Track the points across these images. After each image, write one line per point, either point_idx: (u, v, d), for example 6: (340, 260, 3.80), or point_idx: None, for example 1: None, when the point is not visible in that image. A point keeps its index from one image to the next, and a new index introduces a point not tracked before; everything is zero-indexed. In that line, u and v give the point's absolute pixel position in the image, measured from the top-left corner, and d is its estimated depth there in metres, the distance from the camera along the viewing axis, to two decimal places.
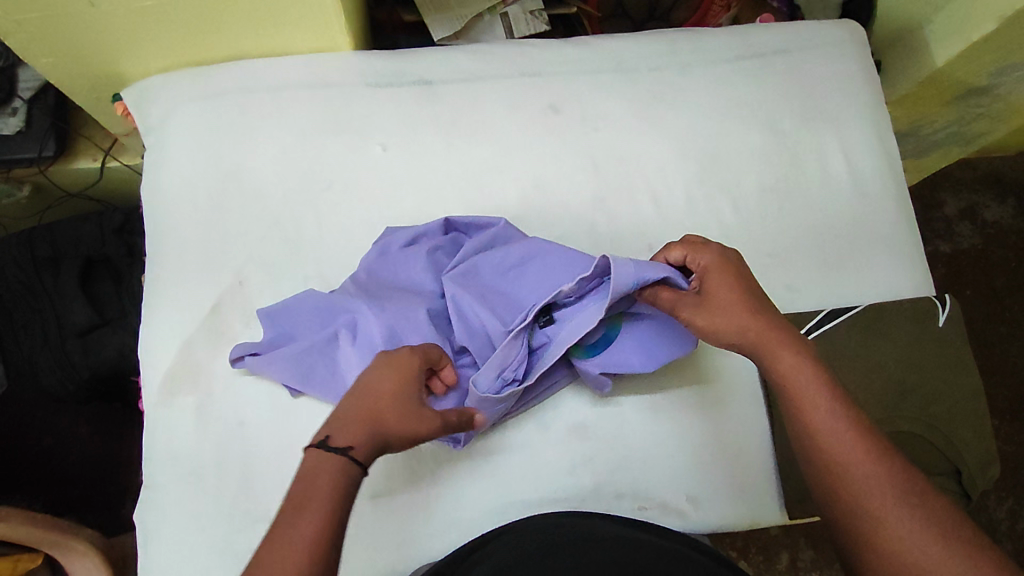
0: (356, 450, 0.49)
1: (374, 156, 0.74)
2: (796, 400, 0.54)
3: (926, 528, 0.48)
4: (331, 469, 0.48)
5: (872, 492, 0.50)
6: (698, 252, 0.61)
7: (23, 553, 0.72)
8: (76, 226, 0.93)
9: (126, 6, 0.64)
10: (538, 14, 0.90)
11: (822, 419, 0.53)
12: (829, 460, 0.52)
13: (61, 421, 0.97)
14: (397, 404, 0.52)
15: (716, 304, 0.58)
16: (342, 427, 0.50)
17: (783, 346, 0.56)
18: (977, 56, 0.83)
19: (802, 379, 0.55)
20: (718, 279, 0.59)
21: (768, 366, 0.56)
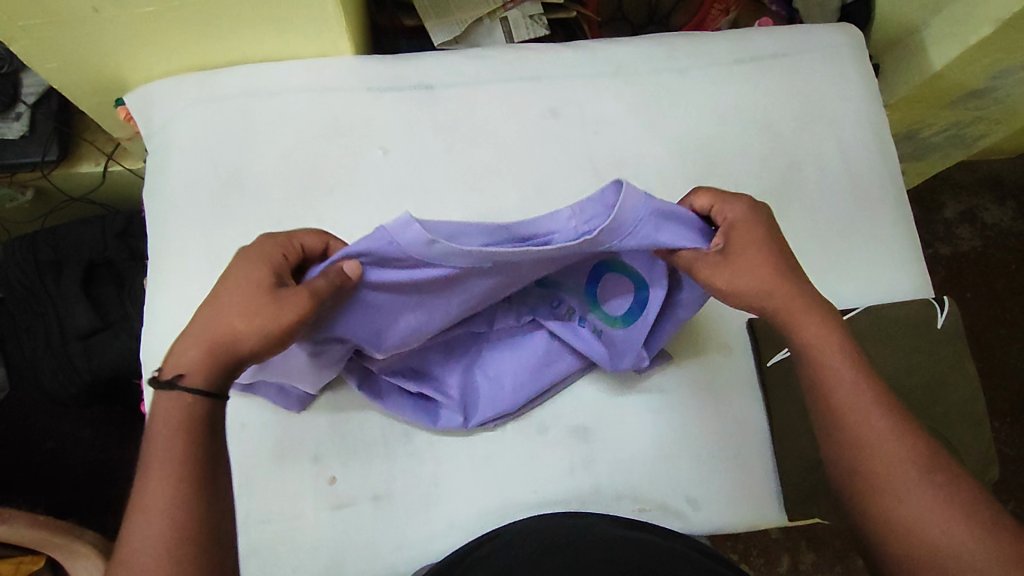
0: (188, 378, 0.52)
1: (374, 160, 0.74)
2: (823, 372, 0.55)
3: (947, 504, 0.50)
4: (168, 418, 0.51)
5: (894, 467, 0.52)
6: (724, 205, 0.58)
7: (26, 555, 0.74)
8: (79, 230, 0.93)
9: (128, 11, 0.65)
10: (537, 18, 0.90)
11: (848, 393, 0.54)
12: (854, 434, 0.53)
13: (63, 425, 0.97)
14: (228, 309, 0.53)
15: (740, 262, 0.56)
16: (176, 358, 0.53)
17: (810, 316, 0.56)
18: (975, 59, 0.84)
19: (828, 352, 0.56)
20: (743, 233, 0.57)
21: (794, 336, 0.57)
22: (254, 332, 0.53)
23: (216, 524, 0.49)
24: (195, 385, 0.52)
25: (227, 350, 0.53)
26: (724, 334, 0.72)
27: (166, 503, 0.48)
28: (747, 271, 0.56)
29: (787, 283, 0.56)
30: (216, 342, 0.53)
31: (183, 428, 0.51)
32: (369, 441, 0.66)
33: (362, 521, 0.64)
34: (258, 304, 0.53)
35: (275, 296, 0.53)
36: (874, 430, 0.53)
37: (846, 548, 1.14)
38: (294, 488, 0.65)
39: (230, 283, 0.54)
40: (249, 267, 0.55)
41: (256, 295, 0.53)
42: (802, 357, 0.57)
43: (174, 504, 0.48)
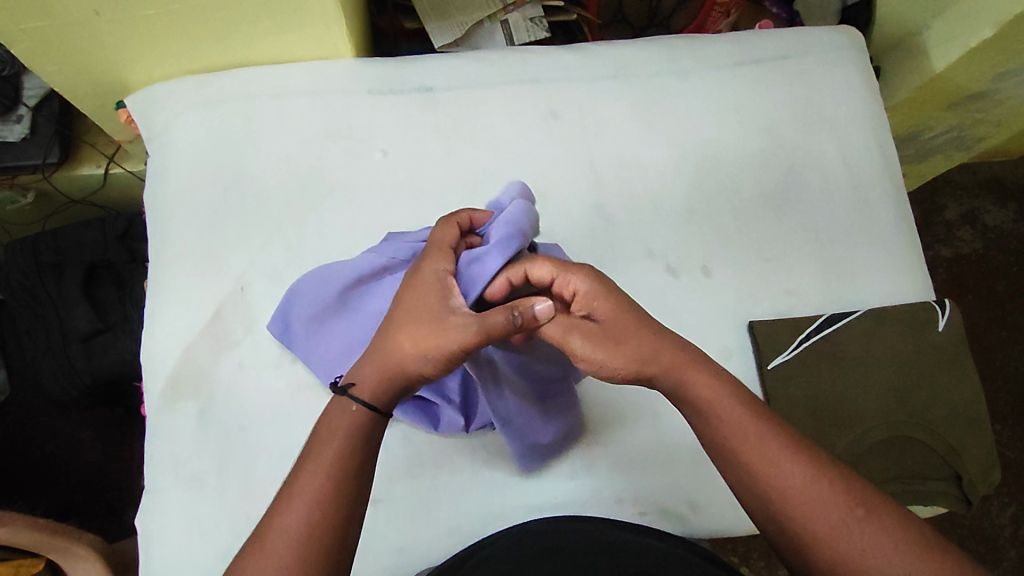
0: (361, 390, 0.52)
1: (374, 162, 0.74)
2: (725, 429, 0.52)
3: (880, 537, 0.47)
4: (343, 420, 0.51)
5: (819, 512, 0.48)
6: (569, 276, 0.55)
7: (25, 558, 0.73)
8: (80, 232, 0.93)
9: (130, 14, 0.65)
10: (537, 21, 0.90)
11: (750, 445, 0.51)
12: (769, 490, 0.50)
13: (63, 426, 0.98)
14: (407, 329, 0.53)
15: (610, 334, 0.54)
16: (361, 369, 0.54)
17: (693, 372, 0.54)
18: (975, 61, 0.84)
19: (721, 404, 0.53)
20: (603, 305, 0.54)
21: (687, 394, 0.54)
22: (428, 356, 0.52)
23: (352, 530, 0.48)
24: (364, 397, 0.52)
25: (400, 373, 0.53)
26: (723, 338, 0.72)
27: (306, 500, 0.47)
28: (621, 344, 0.54)
29: (654, 347, 0.54)
30: (394, 360, 0.53)
31: (353, 431, 0.51)
32: None
33: (362, 524, 0.64)
34: (433, 328, 0.52)
35: (443, 316, 0.53)
36: (788, 479, 0.50)
37: None
38: None
39: (409, 299, 0.54)
40: (428, 288, 0.54)
41: (429, 314, 0.53)
42: (699, 416, 0.53)
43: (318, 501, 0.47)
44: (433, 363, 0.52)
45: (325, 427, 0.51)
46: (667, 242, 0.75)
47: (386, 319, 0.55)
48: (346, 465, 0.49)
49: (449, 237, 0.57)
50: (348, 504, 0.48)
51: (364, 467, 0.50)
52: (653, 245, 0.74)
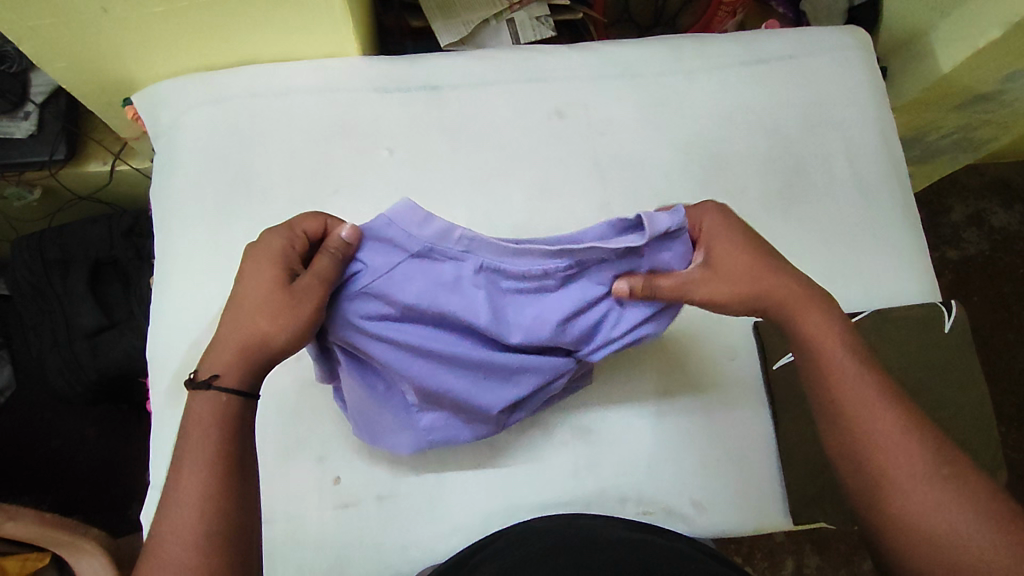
0: (223, 377, 0.51)
1: (380, 159, 0.74)
2: (827, 363, 0.56)
3: (955, 495, 0.49)
4: (205, 415, 0.50)
5: (900, 457, 0.51)
6: (700, 214, 0.61)
7: (32, 552, 0.73)
8: (86, 228, 0.93)
9: (138, 12, 0.65)
10: (544, 19, 0.90)
11: (853, 386, 0.55)
12: (855, 426, 0.54)
13: (70, 424, 0.98)
14: (256, 310, 0.53)
15: (725, 273, 0.58)
16: (214, 357, 0.53)
17: (809, 309, 0.58)
18: (982, 62, 0.84)
19: (830, 343, 0.57)
20: (725, 243, 0.59)
21: (797, 331, 0.58)
22: (282, 331, 0.52)
23: (249, 512, 0.48)
24: (231, 384, 0.51)
25: (259, 353, 0.53)
26: (729, 338, 0.72)
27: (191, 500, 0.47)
28: (738, 275, 0.58)
29: (775, 278, 0.59)
30: (250, 341, 0.53)
31: (219, 422, 0.50)
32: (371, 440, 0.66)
33: (366, 521, 0.64)
34: (279, 307, 0.53)
35: (289, 293, 0.53)
36: (872, 422, 0.53)
37: (851, 552, 1.14)
38: (299, 487, 0.65)
39: (251, 284, 0.54)
40: (268, 270, 0.54)
41: (270, 294, 0.53)
42: (806, 352, 0.57)
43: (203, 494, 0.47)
44: (287, 339, 0.53)
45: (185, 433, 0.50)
46: None
47: (232, 305, 0.54)
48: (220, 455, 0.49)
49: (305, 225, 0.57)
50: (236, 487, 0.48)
51: (244, 450, 0.50)
52: None
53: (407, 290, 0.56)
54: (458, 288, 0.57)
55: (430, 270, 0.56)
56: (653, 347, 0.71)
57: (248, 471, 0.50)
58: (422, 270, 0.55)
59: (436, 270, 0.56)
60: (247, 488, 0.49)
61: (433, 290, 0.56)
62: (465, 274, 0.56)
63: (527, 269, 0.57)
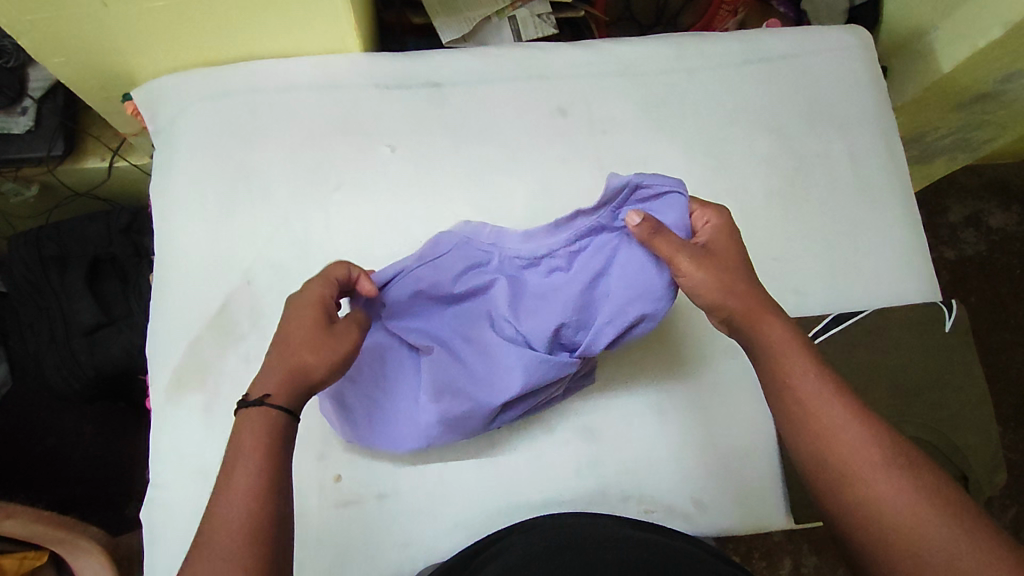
0: (273, 397, 0.51)
1: (382, 156, 0.74)
2: (778, 361, 0.54)
3: (917, 487, 0.47)
4: (257, 429, 0.50)
5: (858, 453, 0.49)
6: (704, 211, 0.62)
7: (29, 551, 0.73)
8: (83, 226, 0.92)
9: (139, 6, 0.64)
10: (546, 17, 0.90)
11: (808, 385, 0.52)
12: (814, 429, 0.51)
13: (65, 421, 0.98)
14: (301, 340, 0.54)
15: (717, 262, 0.58)
16: (260, 383, 0.52)
17: (767, 316, 0.56)
18: (983, 63, 0.84)
19: (786, 344, 0.54)
20: (722, 240, 0.60)
21: (755, 336, 0.56)
22: (326, 362, 0.54)
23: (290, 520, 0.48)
24: (285, 403, 0.51)
25: (304, 381, 0.53)
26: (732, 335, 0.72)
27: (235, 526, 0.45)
28: (715, 267, 0.58)
29: (748, 291, 0.57)
30: (300, 367, 0.53)
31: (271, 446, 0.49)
32: None
33: (368, 519, 0.64)
34: (324, 339, 0.54)
35: (333, 327, 0.55)
36: (826, 421, 0.51)
37: None
38: (300, 485, 0.64)
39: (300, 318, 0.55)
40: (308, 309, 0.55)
41: (315, 326, 0.54)
42: (761, 354, 0.55)
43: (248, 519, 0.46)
44: (329, 369, 0.54)
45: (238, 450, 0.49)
46: None
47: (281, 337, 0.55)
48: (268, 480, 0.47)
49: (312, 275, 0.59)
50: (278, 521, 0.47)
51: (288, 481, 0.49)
52: None
53: (447, 274, 0.64)
54: (480, 276, 0.65)
55: (465, 260, 0.65)
56: (655, 346, 0.71)
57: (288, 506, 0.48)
58: (456, 258, 0.65)
59: (469, 256, 0.65)
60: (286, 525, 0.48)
61: (459, 273, 0.65)
62: (490, 265, 0.65)
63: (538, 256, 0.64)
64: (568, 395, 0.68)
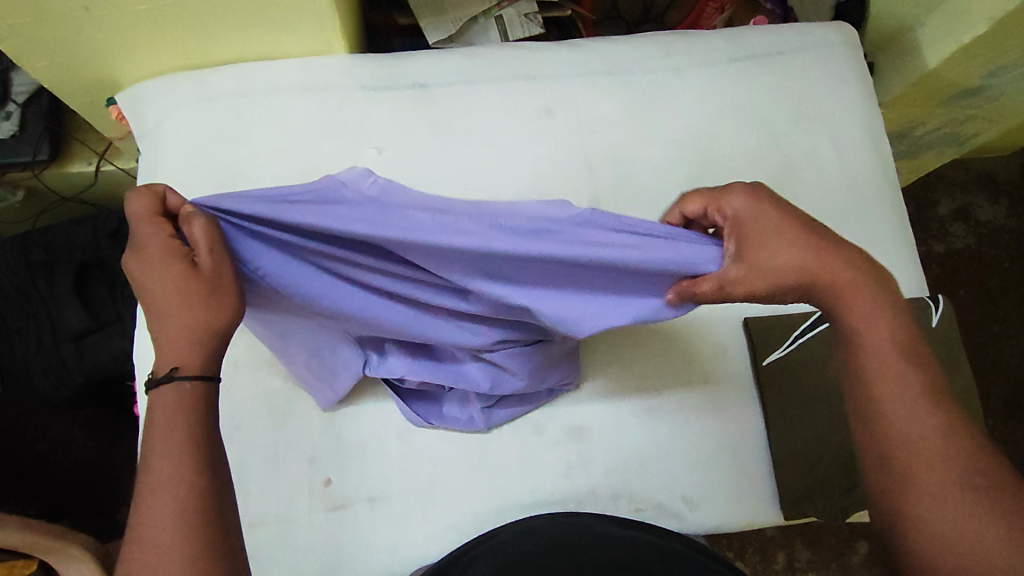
0: (183, 367, 0.47)
1: (369, 158, 0.74)
2: (864, 343, 0.54)
3: (975, 500, 0.48)
4: (172, 402, 0.47)
5: (928, 456, 0.50)
6: (725, 198, 0.54)
7: (18, 559, 0.72)
8: (70, 230, 0.93)
9: (121, 9, 0.64)
10: (532, 16, 0.90)
11: (890, 380, 0.52)
12: (886, 423, 0.52)
13: (55, 426, 0.97)
14: (181, 295, 0.47)
15: (761, 262, 0.52)
16: (164, 352, 0.48)
17: (861, 292, 0.54)
18: (969, 58, 0.84)
19: (876, 331, 0.53)
20: (760, 234, 0.52)
21: (841, 316, 0.54)
22: (226, 309, 0.49)
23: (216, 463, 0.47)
24: (194, 370, 0.48)
25: (214, 336, 0.49)
26: (719, 333, 0.72)
27: (171, 545, 0.44)
28: (780, 265, 0.52)
29: (834, 264, 0.53)
30: (190, 327, 0.48)
31: (185, 441, 0.46)
32: (365, 441, 0.66)
33: (357, 521, 0.64)
34: (209, 286, 0.48)
35: (191, 269, 0.48)
36: (894, 424, 0.52)
37: (842, 546, 1.15)
38: (289, 489, 0.64)
39: (149, 282, 0.48)
40: (170, 260, 0.48)
41: (187, 276, 0.47)
42: (846, 336, 0.54)
43: (182, 538, 0.44)
44: (234, 313, 0.49)
45: (146, 452, 0.47)
46: None
47: (148, 311, 0.48)
48: (189, 486, 0.45)
49: (141, 205, 0.49)
50: (218, 522, 0.46)
51: (220, 475, 0.47)
52: None
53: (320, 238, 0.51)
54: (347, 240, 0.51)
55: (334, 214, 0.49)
56: (645, 344, 0.71)
57: (227, 501, 0.47)
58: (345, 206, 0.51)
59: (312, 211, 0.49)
60: (228, 512, 0.47)
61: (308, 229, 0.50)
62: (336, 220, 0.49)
63: (447, 241, 0.49)
64: (552, 397, 0.68)
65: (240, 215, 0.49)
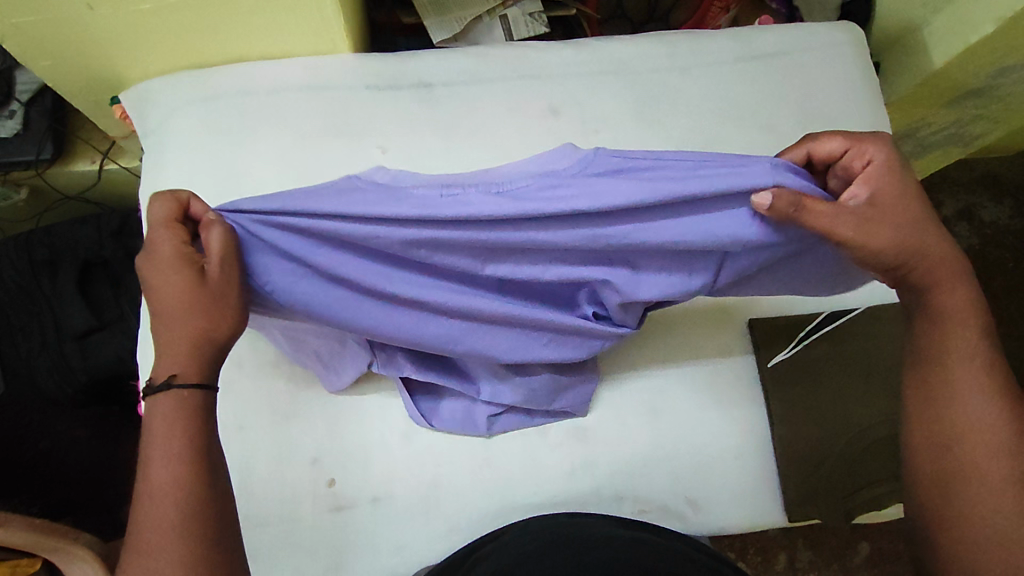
0: (181, 375, 0.49)
1: (373, 158, 0.74)
2: (947, 321, 0.57)
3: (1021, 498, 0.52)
4: (170, 412, 0.49)
5: (988, 445, 0.54)
6: (867, 146, 0.55)
7: (23, 558, 0.73)
8: (73, 229, 0.92)
9: (125, 8, 0.64)
10: (537, 16, 0.89)
11: (969, 371, 0.55)
12: (960, 407, 0.55)
13: (59, 424, 0.96)
14: (178, 302, 0.49)
15: (885, 215, 0.54)
16: (161, 360, 0.50)
17: (956, 284, 0.57)
18: (975, 58, 0.84)
19: (965, 324, 0.56)
20: (887, 185, 0.54)
21: (932, 300, 0.57)
22: (224, 318, 0.51)
23: (216, 469, 0.49)
24: (192, 378, 0.49)
25: (210, 345, 0.50)
26: (722, 334, 0.72)
27: (170, 541, 0.46)
28: (892, 224, 0.54)
29: (933, 246, 0.55)
30: (193, 336, 0.50)
31: (186, 443, 0.48)
32: (369, 441, 0.66)
33: (360, 522, 0.64)
34: (211, 296, 0.50)
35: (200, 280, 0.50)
36: (967, 408, 0.55)
37: (844, 546, 1.14)
38: (292, 489, 0.64)
39: (159, 289, 0.50)
40: (171, 267, 0.50)
41: (189, 282, 0.49)
42: (932, 320, 0.57)
43: (183, 534, 0.46)
44: (232, 322, 0.51)
45: (145, 453, 0.48)
46: None
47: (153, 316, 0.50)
48: (190, 485, 0.47)
49: (160, 210, 0.51)
50: (219, 519, 0.48)
51: (219, 475, 0.49)
52: None
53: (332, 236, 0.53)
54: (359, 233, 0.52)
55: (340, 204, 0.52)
56: (649, 349, 0.71)
57: (227, 499, 0.49)
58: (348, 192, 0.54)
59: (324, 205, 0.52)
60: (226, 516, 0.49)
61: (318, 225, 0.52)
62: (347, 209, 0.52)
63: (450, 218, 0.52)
64: (555, 419, 0.68)
65: (251, 212, 0.52)
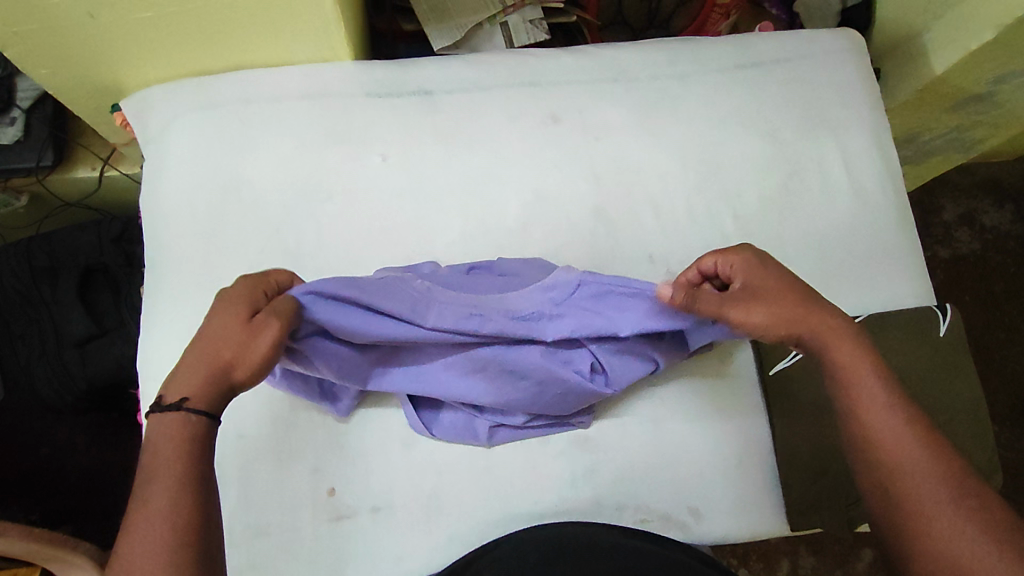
0: (191, 400, 0.49)
1: (373, 166, 0.73)
2: (850, 387, 0.53)
3: (973, 528, 0.45)
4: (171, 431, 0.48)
5: (918, 484, 0.48)
6: (727, 257, 0.59)
7: (21, 566, 0.72)
8: (75, 235, 0.92)
9: (125, 17, 0.64)
10: (538, 22, 0.90)
11: (878, 415, 0.52)
12: (877, 451, 0.51)
13: (59, 431, 0.97)
14: (229, 328, 0.51)
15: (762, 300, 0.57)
16: (177, 381, 0.50)
17: (842, 338, 0.55)
18: (975, 64, 0.84)
19: (862, 370, 0.54)
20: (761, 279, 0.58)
21: (829, 357, 0.55)
22: (249, 361, 0.51)
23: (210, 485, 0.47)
24: (201, 406, 0.49)
25: (227, 381, 0.51)
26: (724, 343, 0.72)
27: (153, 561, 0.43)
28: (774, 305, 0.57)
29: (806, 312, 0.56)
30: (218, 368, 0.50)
31: (183, 478, 0.46)
32: (368, 448, 0.66)
33: (361, 531, 0.64)
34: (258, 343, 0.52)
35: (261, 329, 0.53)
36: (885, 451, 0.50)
37: (846, 552, 1.14)
38: (292, 498, 0.64)
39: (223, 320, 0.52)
40: (240, 298, 0.54)
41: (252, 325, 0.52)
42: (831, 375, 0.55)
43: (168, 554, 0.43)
44: (252, 370, 0.52)
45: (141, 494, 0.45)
46: (670, 247, 0.74)
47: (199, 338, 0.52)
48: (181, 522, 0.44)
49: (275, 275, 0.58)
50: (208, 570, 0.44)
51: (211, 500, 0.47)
52: (654, 249, 0.74)
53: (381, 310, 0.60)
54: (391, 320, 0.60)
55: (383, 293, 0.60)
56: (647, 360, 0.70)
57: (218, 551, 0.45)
58: (383, 288, 0.61)
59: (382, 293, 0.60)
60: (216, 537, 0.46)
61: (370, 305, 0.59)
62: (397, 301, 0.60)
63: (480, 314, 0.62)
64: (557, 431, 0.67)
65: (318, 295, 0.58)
